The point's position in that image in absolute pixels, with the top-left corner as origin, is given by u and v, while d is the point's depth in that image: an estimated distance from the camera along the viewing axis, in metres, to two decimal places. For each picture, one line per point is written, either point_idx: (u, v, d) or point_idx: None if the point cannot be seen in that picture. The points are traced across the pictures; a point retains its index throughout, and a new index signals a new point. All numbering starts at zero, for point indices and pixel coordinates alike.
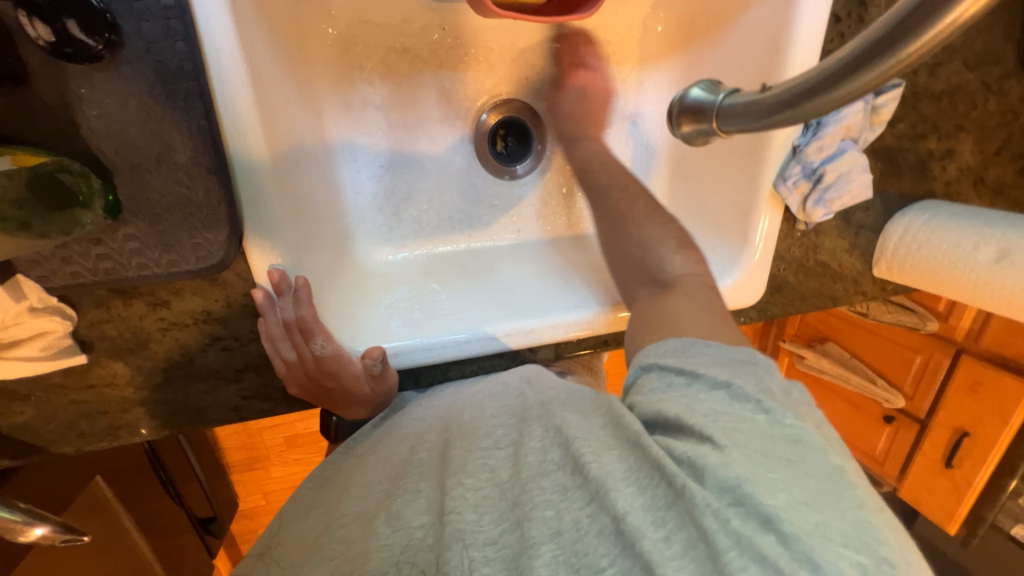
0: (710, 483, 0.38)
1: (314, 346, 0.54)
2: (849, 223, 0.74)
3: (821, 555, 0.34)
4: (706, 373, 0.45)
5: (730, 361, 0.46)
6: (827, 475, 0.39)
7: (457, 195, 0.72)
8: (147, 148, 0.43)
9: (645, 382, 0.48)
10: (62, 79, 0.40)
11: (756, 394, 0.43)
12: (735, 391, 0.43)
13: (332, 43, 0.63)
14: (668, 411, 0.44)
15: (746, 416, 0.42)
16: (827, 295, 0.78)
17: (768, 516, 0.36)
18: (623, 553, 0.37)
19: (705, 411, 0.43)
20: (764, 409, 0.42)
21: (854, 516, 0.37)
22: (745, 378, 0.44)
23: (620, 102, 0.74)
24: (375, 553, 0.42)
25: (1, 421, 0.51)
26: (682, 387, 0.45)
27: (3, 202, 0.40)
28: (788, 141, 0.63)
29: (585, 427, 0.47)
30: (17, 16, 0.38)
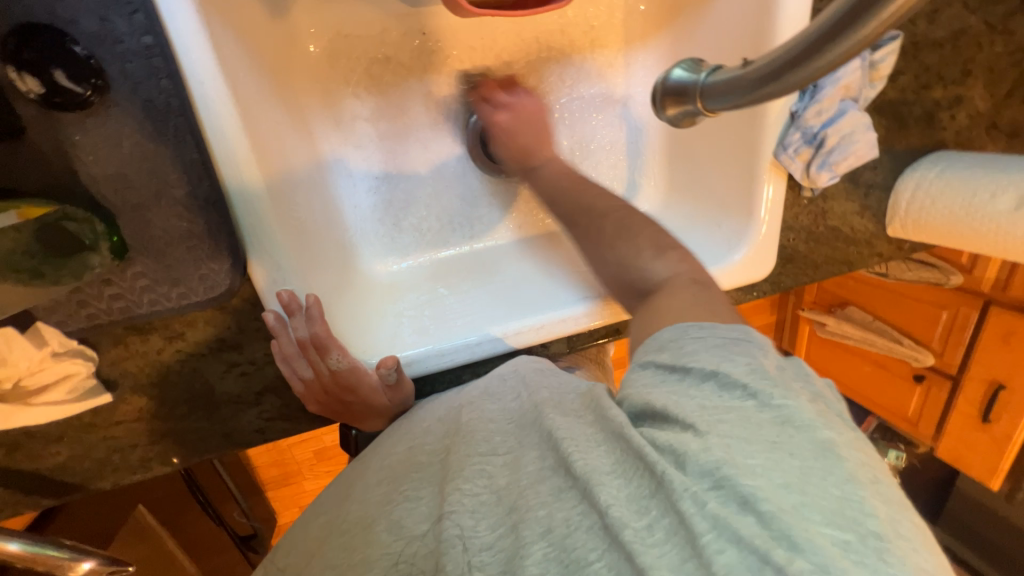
0: (691, 470, 0.38)
1: (329, 362, 0.55)
2: (857, 184, 0.72)
3: (800, 534, 0.33)
4: (696, 364, 0.44)
5: (721, 343, 0.45)
6: (814, 452, 0.37)
7: (453, 199, 0.72)
8: (145, 187, 0.44)
9: (637, 378, 0.47)
10: (55, 129, 0.41)
11: (743, 379, 0.42)
12: (723, 379, 0.42)
13: (315, 61, 0.63)
14: (655, 402, 0.43)
15: (732, 404, 0.41)
16: (840, 260, 0.76)
17: (746, 497, 0.35)
18: (609, 546, 0.37)
19: (693, 400, 0.42)
20: (752, 395, 0.41)
21: (840, 491, 0.36)
22: (734, 362, 0.43)
23: (609, 87, 0.74)
24: (376, 562, 0.44)
25: (39, 464, 0.53)
26: (675, 382, 0.44)
27: (14, 253, 0.42)
28: (785, 108, 0.61)
29: (575, 424, 0.47)
30: (5, 71, 0.38)
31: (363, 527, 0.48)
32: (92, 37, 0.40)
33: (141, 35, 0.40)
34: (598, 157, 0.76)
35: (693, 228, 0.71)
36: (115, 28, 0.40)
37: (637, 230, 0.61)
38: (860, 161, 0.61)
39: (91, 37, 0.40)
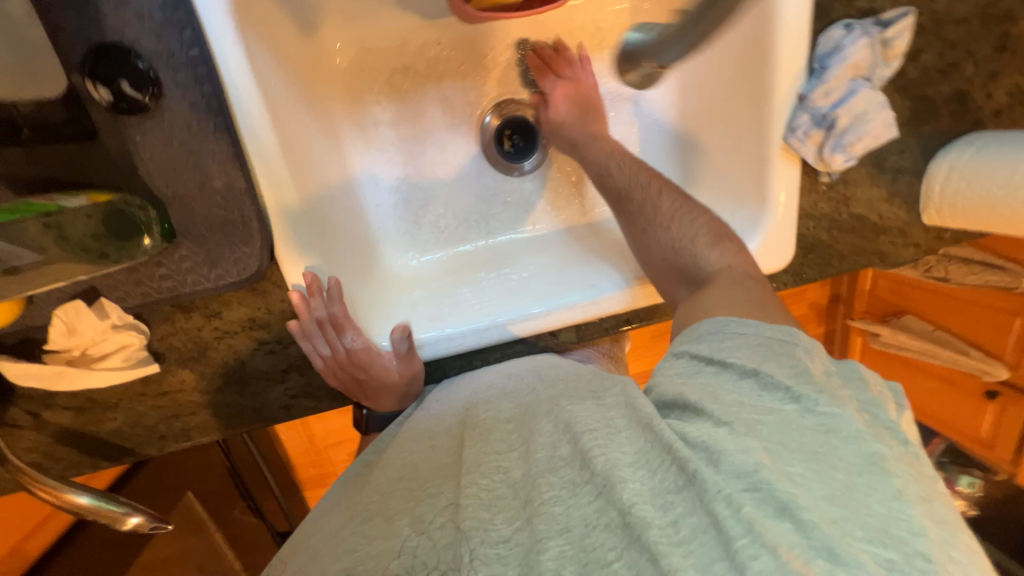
0: (724, 469, 0.38)
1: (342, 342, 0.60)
2: (884, 168, 0.69)
3: (841, 546, 0.34)
4: (736, 361, 0.47)
5: (765, 343, 0.48)
6: (858, 466, 0.39)
7: (469, 198, 0.76)
8: (190, 179, 0.50)
9: (671, 366, 0.50)
10: (121, 132, 0.48)
11: (786, 382, 0.43)
12: (764, 380, 0.44)
13: (342, 72, 0.69)
14: (689, 396, 0.45)
15: (775, 406, 0.43)
16: (868, 250, 0.73)
17: (784, 504, 0.36)
18: (629, 546, 0.37)
19: (732, 402, 0.44)
20: (791, 397, 0.43)
21: (885, 508, 0.37)
22: (775, 365, 0.45)
23: (618, 86, 0.76)
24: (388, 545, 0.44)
25: (100, 431, 0.60)
26: (712, 373, 0.47)
27: (85, 235, 0.48)
28: (792, 91, 0.60)
29: (595, 421, 0.47)
30: (85, 83, 0.46)
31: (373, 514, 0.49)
32: (152, 53, 0.47)
33: (188, 48, 0.47)
34: None
35: None
36: (169, 44, 0.47)
37: (677, 234, 0.63)
38: (879, 141, 0.59)
39: (152, 53, 0.47)
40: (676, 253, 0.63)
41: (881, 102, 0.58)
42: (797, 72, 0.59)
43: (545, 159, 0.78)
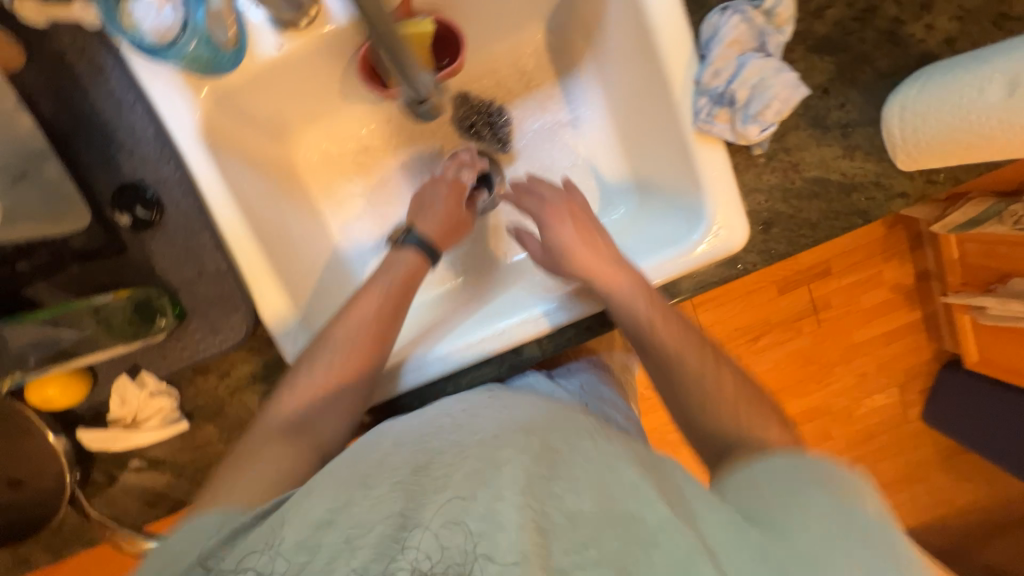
0: None
1: (454, 175, 0.78)
2: (829, 125, 0.66)
3: None
4: (822, 488, 0.45)
5: (848, 485, 0.45)
6: None
7: (463, 244, 0.85)
8: (190, 268, 0.64)
9: (743, 477, 0.49)
10: (138, 243, 0.63)
11: (875, 522, 0.42)
12: (851, 515, 0.42)
13: (315, 162, 0.83)
14: (764, 512, 0.44)
15: (865, 543, 0.41)
16: (842, 211, 0.68)
17: None
18: None
19: (815, 525, 0.42)
20: (881, 537, 0.41)
21: None
22: (862, 503, 0.44)
23: (554, 115, 0.86)
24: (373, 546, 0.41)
25: (160, 488, 0.73)
26: (790, 492, 0.45)
27: (124, 323, 0.63)
28: (688, 80, 0.62)
29: (662, 481, 0.44)
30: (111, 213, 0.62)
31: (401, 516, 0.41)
32: (154, 181, 0.62)
33: (173, 169, 0.62)
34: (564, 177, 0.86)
35: (665, 219, 0.73)
36: (161, 171, 0.62)
37: (675, 364, 0.60)
38: (789, 104, 0.58)
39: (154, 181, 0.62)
40: (674, 392, 0.60)
41: (778, 67, 0.58)
42: (687, 62, 0.62)
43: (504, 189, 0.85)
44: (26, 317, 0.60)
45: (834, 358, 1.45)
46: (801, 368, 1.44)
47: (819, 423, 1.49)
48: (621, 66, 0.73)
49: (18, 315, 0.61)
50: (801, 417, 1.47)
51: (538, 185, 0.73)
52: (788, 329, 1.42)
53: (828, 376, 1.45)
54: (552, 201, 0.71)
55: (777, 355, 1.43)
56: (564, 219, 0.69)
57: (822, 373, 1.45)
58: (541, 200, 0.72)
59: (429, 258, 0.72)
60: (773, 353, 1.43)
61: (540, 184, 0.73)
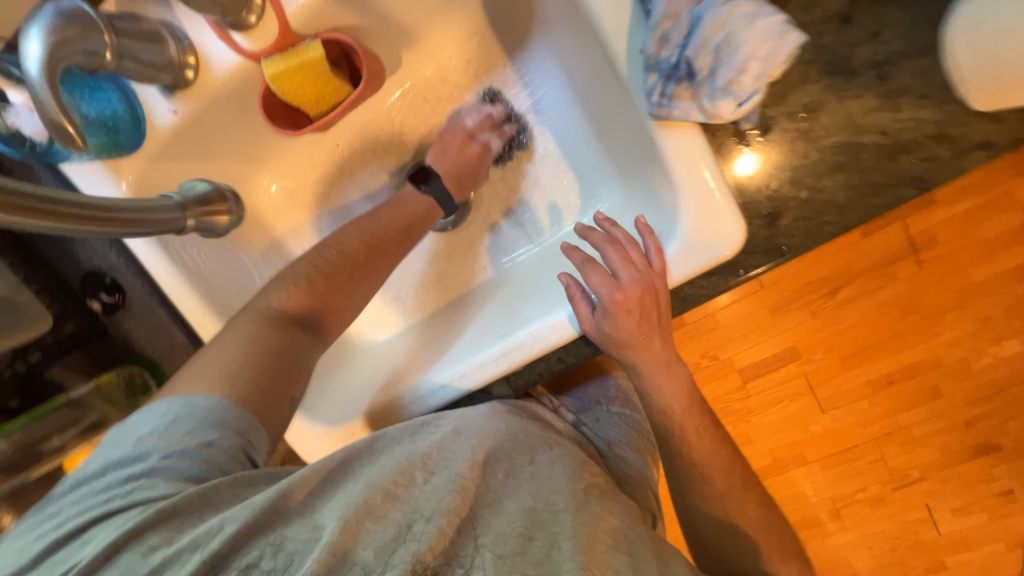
0: None
1: (485, 139, 0.72)
2: (855, 68, 0.47)
3: None
4: None
5: None
6: None
7: (443, 265, 0.79)
8: (164, 340, 0.67)
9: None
10: (116, 323, 0.67)
11: None
12: None
13: (276, 197, 0.75)
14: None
15: None
16: (884, 185, 0.50)
17: None
18: None
19: None
20: None
21: None
22: None
23: (512, 103, 0.74)
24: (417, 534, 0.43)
25: None
26: None
27: (115, 399, 0.68)
28: (632, 52, 0.49)
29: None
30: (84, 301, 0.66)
31: (460, 533, 0.44)
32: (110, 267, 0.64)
33: (115, 256, 0.64)
34: (535, 174, 0.75)
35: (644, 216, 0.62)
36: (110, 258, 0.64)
37: (705, 470, 0.62)
38: (773, 62, 0.42)
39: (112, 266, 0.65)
40: (697, 491, 0.63)
41: (753, 12, 0.42)
42: (630, 29, 0.49)
43: (473, 194, 0.78)
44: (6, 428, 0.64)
45: (944, 303, 1.05)
46: (897, 320, 1.06)
47: (927, 381, 1.09)
48: (578, 33, 0.60)
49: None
50: (897, 374, 1.09)
51: (611, 254, 0.55)
52: (874, 275, 1.06)
53: (933, 326, 1.06)
54: (629, 291, 0.54)
55: (861, 308, 1.07)
56: (635, 313, 0.55)
57: (925, 324, 1.06)
58: (616, 286, 0.54)
59: (442, 207, 0.70)
60: (858, 305, 1.07)
61: (617, 254, 0.55)
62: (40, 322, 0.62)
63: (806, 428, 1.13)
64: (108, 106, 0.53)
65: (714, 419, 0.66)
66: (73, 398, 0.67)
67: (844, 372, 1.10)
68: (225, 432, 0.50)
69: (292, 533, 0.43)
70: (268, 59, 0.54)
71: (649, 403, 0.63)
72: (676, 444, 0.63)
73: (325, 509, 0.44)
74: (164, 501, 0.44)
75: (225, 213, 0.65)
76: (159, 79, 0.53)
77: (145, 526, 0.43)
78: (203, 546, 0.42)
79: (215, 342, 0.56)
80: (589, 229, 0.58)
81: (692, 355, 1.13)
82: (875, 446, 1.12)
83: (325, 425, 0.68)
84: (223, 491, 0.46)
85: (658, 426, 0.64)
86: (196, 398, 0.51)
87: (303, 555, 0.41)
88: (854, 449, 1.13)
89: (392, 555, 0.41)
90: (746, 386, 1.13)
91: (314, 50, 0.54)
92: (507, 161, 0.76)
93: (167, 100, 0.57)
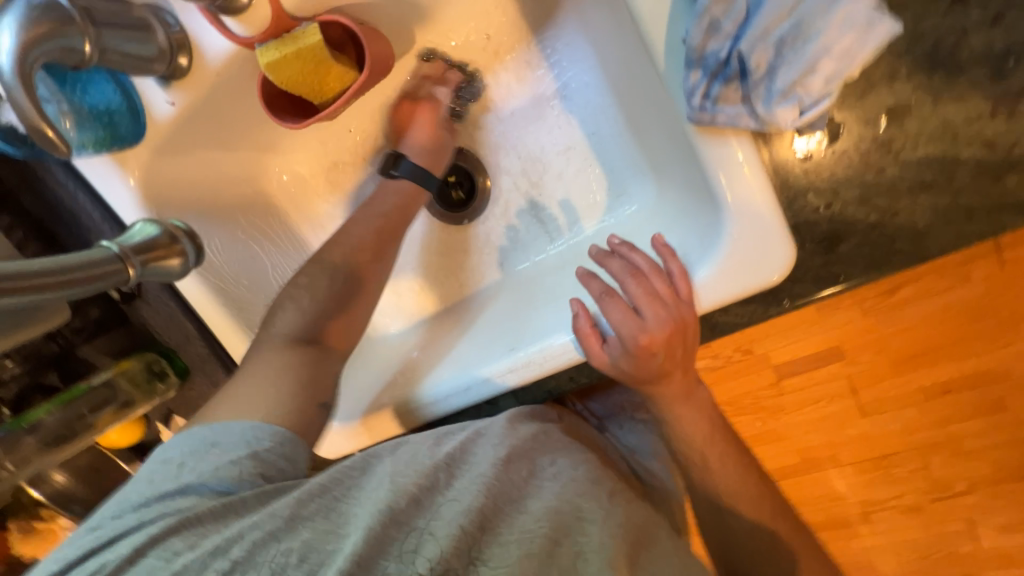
0: None
1: (430, 95, 0.66)
2: (964, 62, 0.38)
3: None
4: None
5: None
6: None
7: (460, 257, 0.71)
8: (179, 331, 0.68)
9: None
10: (134, 313, 0.68)
11: None
12: None
13: (289, 184, 0.70)
14: None
15: None
16: (983, 207, 0.40)
17: None
18: None
19: None
20: None
21: None
22: None
23: (537, 87, 0.66)
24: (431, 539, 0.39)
25: None
26: None
27: (134, 385, 0.66)
28: (674, 40, 0.42)
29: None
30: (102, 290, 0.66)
31: (484, 530, 0.40)
32: None
33: None
34: (558, 165, 0.66)
35: (671, 227, 0.54)
36: None
37: (729, 501, 0.57)
38: (851, 62, 0.37)
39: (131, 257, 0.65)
40: (720, 519, 0.58)
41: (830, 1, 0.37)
42: (675, 13, 0.42)
43: (490, 182, 0.70)
44: (28, 418, 0.62)
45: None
46: (963, 324, 0.88)
47: (988, 391, 0.91)
48: (614, 14, 0.53)
49: (17, 419, 0.62)
50: (955, 381, 0.92)
51: (634, 289, 0.49)
52: (940, 275, 0.87)
53: (1007, 333, 0.88)
54: (654, 333, 0.48)
55: (923, 308, 0.89)
56: (658, 355, 0.49)
57: (996, 331, 0.88)
58: (640, 326, 0.49)
59: (425, 187, 0.65)
60: (922, 304, 0.89)
61: (641, 288, 0.49)
62: (59, 313, 0.52)
63: (841, 430, 0.97)
64: (102, 100, 0.53)
65: (740, 442, 0.60)
66: (95, 385, 0.65)
67: (894, 377, 0.93)
68: (258, 450, 0.47)
69: (317, 542, 0.39)
70: (264, 47, 0.51)
71: (669, 428, 0.58)
72: (698, 471, 0.58)
73: (354, 516, 0.41)
74: (188, 511, 0.42)
75: (177, 256, 0.50)
76: (152, 71, 0.53)
77: (168, 531, 0.41)
78: (228, 554, 0.39)
79: (242, 377, 0.52)
80: (607, 254, 0.52)
81: (721, 348, 0.96)
82: (920, 454, 0.96)
83: (352, 422, 0.62)
84: (249, 503, 0.43)
85: (678, 452, 0.59)
86: (214, 424, 0.48)
87: (329, 563, 0.38)
88: (894, 455, 0.97)
89: (413, 562, 0.38)
90: (779, 383, 0.96)
91: (310, 36, 0.50)
92: (527, 144, 0.68)
93: (164, 92, 0.56)
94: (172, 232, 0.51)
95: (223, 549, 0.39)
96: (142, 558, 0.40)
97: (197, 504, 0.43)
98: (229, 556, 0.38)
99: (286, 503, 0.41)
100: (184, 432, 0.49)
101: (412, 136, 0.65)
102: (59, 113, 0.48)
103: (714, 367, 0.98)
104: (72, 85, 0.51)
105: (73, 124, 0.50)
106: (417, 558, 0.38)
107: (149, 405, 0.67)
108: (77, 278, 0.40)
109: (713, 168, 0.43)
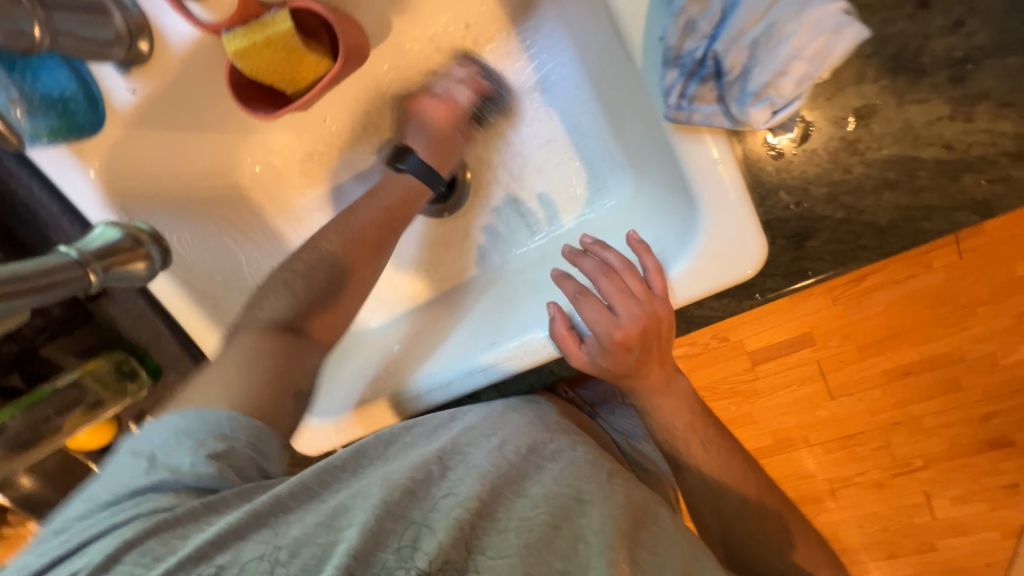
0: None
1: (447, 95, 0.65)
2: (927, 66, 0.40)
3: None
4: None
5: None
6: None
7: (442, 249, 0.71)
8: (148, 328, 0.65)
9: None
10: (100, 310, 0.65)
11: None
12: None
13: (262, 175, 0.68)
14: None
15: None
16: (945, 205, 0.42)
17: None
18: None
19: None
20: None
21: None
22: None
23: (516, 78, 0.65)
24: (434, 526, 0.39)
25: None
26: None
27: (102, 384, 0.64)
28: (652, 39, 0.43)
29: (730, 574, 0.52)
30: None
31: (481, 516, 0.41)
32: None
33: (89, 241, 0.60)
34: (539, 159, 0.66)
35: (649, 222, 0.55)
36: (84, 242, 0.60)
37: (710, 479, 0.60)
38: (820, 65, 0.38)
39: None
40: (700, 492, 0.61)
41: (801, 5, 0.38)
42: (650, 11, 0.42)
43: (471, 175, 0.70)
44: None
45: (979, 297, 0.91)
46: (923, 312, 0.93)
47: (946, 374, 0.97)
48: (594, 8, 0.53)
49: None
50: (915, 365, 0.97)
51: (605, 287, 0.50)
52: (903, 265, 0.91)
53: (963, 320, 0.93)
54: (628, 329, 0.49)
55: (888, 297, 0.93)
56: (634, 350, 0.51)
57: (952, 318, 0.93)
58: (614, 323, 0.49)
59: (431, 184, 0.64)
60: (885, 293, 0.93)
61: (613, 285, 0.50)
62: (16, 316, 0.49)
63: (811, 412, 1.02)
64: (56, 86, 0.51)
65: (718, 426, 0.62)
66: (61, 386, 0.62)
67: (859, 363, 0.98)
68: (234, 443, 0.45)
69: (309, 538, 0.39)
70: (232, 35, 0.49)
71: (650, 419, 0.60)
72: (681, 457, 0.61)
73: (353, 510, 0.40)
74: (166, 512, 0.41)
75: (142, 259, 0.49)
76: (111, 56, 0.51)
77: (145, 535, 0.39)
78: (210, 561, 0.37)
79: (218, 359, 0.51)
80: (580, 254, 0.52)
81: (698, 336, 0.99)
82: (883, 433, 1.01)
83: (335, 419, 0.61)
84: (231, 502, 0.42)
85: (660, 437, 0.61)
86: (190, 411, 0.46)
87: (324, 559, 0.37)
88: (859, 435, 1.02)
89: (412, 557, 0.37)
90: (753, 370, 1.00)
91: (279, 23, 0.48)
92: (503, 134, 0.67)
93: (123, 78, 0.54)
94: (133, 232, 0.50)
95: (206, 555, 0.38)
96: (116, 566, 0.38)
97: (176, 503, 0.42)
98: (215, 560, 0.38)
99: (273, 497, 0.41)
100: (155, 420, 0.47)
101: (422, 134, 0.64)
102: (4, 101, 0.48)
103: (692, 355, 1.01)
104: (21, 71, 0.49)
105: (23, 113, 0.49)
106: (417, 554, 0.38)
107: (120, 405, 0.65)
108: (44, 282, 0.39)
109: (693, 167, 0.43)
